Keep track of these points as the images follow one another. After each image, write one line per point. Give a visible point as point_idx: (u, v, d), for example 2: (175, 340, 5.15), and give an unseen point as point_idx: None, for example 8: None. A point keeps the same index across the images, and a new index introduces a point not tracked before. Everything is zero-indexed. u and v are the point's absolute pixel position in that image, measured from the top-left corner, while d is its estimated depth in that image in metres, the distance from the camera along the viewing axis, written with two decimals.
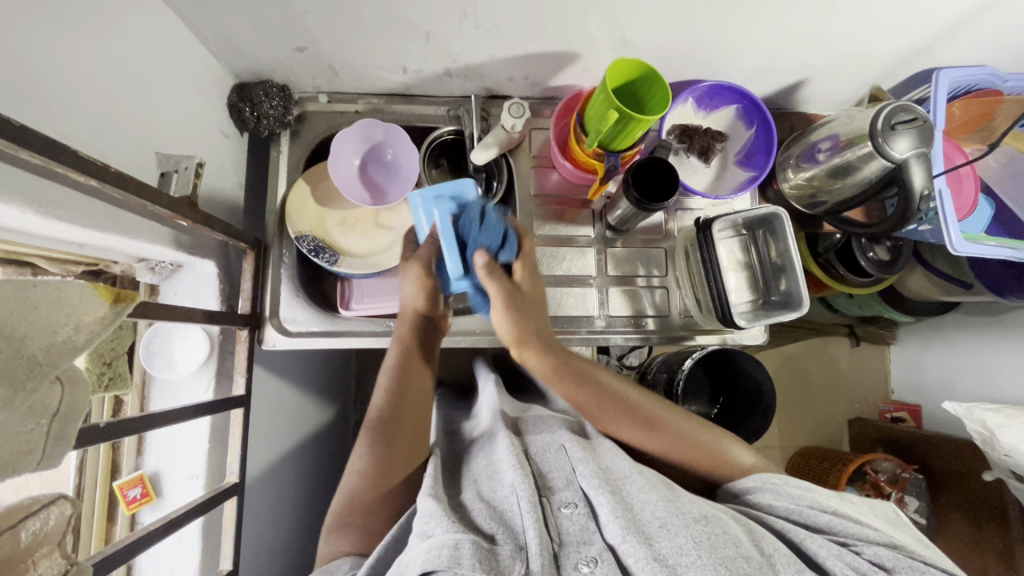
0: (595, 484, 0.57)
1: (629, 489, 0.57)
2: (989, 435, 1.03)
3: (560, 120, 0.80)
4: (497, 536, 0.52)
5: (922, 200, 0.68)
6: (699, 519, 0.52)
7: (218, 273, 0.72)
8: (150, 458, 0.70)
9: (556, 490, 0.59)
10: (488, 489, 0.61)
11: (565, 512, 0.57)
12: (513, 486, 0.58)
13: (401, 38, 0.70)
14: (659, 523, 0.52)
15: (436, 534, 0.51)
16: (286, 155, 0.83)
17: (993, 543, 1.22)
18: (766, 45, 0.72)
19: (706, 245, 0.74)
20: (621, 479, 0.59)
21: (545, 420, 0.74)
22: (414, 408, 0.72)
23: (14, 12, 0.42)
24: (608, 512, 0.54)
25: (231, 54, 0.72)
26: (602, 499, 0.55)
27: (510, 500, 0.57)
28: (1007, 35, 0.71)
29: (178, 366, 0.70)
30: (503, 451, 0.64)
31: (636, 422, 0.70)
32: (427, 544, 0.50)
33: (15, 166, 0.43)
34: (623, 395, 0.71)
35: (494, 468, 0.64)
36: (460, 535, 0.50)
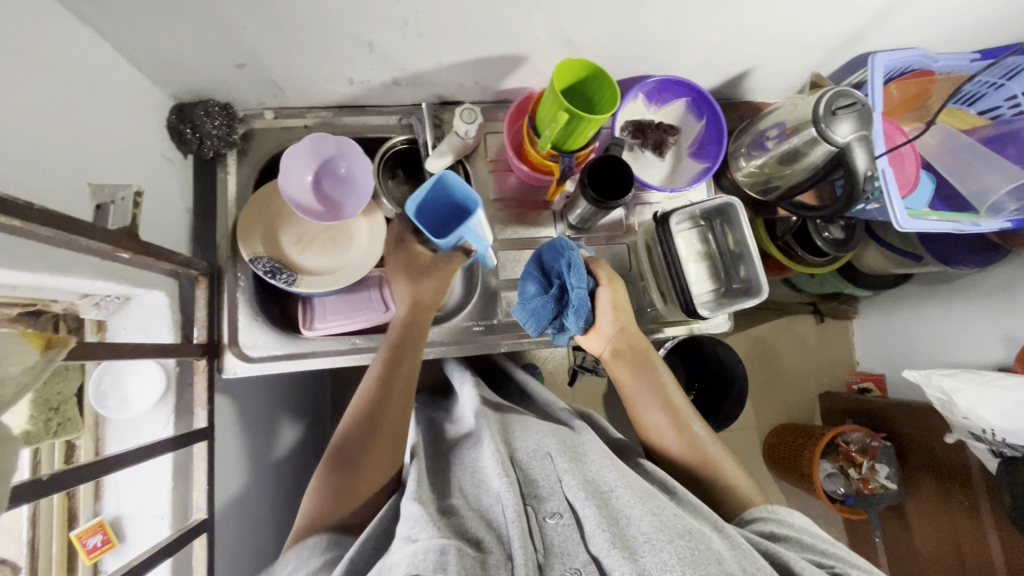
0: (583, 496, 0.56)
1: (617, 502, 0.57)
2: (947, 399, 1.07)
3: (513, 124, 0.80)
4: (484, 543, 0.52)
5: (867, 181, 0.71)
6: (683, 534, 0.51)
7: (170, 303, 0.69)
8: (109, 503, 0.66)
9: (544, 500, 0.59)
10: (474, 498, 0.61)
11: (551, 522, 0.56)
12: (500, 495, 0.58)
13: (345, 50, 0.68)
14: (644, 537, 0.51)
15: (421, 538, 0.50)
16: (235, 176, 0.80)
17: (959, 501, 1.28)
18: (709, 37, 0.73)
19: (665, 239, 0.75)
20: (608, 491, 0.58)
21: (530, 425, 0.74)
22: (393, 416, 0.69)
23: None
24: (593, 524, 0.53)
25: (167, 75, 0.69)
26: (588, 511, 0.55)
27: (496, 507, 0.58)
28: (935, 17, 0.74)
29: (133, 405, 0.67)
30: (488, 459, 0.64)
31: (671, 419, 0.74)
32: (411, 549, 0.49)
33: None
34: (674, 401, 0.76)
35: (481, 479, 0.63)
36: (445, 539, 0.50)
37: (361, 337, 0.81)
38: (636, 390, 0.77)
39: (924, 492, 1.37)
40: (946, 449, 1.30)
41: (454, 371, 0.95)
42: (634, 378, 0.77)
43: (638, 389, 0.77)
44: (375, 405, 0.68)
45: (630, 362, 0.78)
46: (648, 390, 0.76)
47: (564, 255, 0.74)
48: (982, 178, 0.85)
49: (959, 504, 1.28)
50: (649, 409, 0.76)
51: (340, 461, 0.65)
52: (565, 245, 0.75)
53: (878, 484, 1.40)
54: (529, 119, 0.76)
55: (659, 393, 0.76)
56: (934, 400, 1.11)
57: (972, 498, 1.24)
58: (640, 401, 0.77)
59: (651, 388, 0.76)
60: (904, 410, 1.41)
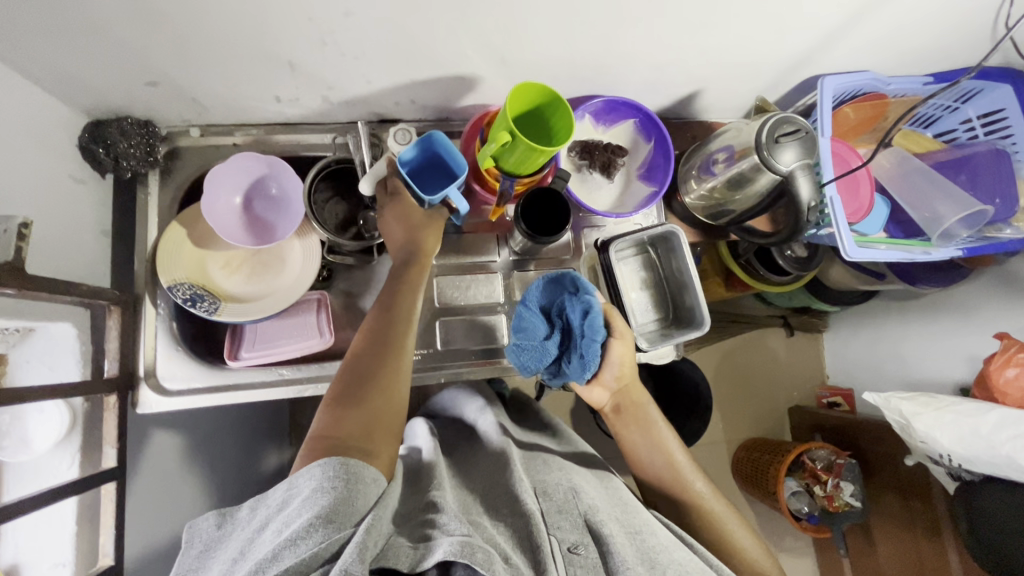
0: (613, 530, 0.61)
1: (648, 547, 0.61)
2: (906, 423, 1.03)
3: (469, 141, 0.77)
4: (513, 558, 0.55)
5: (811, 211, 0.68)
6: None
7: (77, 335, 0.64)
8: (6, 550, 0.59)
9: (562, 528, 0.61)
10: (503, 515, 0.64)
11: (578, 553, 0.58)
12: (528, 513, 0.62)
13: (265, 68, 0.64)
14: None
15: (452, 534, 0.53)
16: (157, 196, 0.76)
17: (922, 520, 1.27)
18: (652, 59, 0.71)
19: (607, 267, 0.72)
20: (637, 532, 0.63)
21: (552, 462, 0.76)
22: (397, 356, 0.66)
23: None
24: (623, 559, 0.57)
25: (74, 93, 0.65)
26: (618, 543, 0.59)
27: (530, 520, 0.61)
28: (884, 41, 0.72)
29: (34, 445, 0.61)
30: (519, 483, 0.67)
31: (671, 471, 0.74)
32: (446, 542, 0.51)
33: None
34: (675, 457, 0.75)
35: (507, 497, 0.66)
36: (471, 537, 0.52)
37: (288, 367, 0.77)
38: (635, 441, 0.76)
39: (889, 511, 1.36)
40: (910, 469, 1.29)
41: (468, 398, 0.95)
42: (632, 429, 0.77)
43: (637, 442, 0.76)
44: (377, 337, 0.66)
45: (626, 416, 0.77)
46: (646, 441, 0.76)
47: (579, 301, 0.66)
48: (933, 204, 0.82)
49: (921, 523, 1.27)
50: (648, 456, 0.76)
51: (349, 390, 0.63)
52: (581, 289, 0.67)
53: (843, 502, 1.38)
54: (481, 136, 0.73)
55: (659, 445, 0.75)
56: (893, 422, 1.07)
57: (935, 518, 1.24)
58: (640, 453, 0.76)
59: (649, 440, 0.76)
60: (870, 428, 1.40)
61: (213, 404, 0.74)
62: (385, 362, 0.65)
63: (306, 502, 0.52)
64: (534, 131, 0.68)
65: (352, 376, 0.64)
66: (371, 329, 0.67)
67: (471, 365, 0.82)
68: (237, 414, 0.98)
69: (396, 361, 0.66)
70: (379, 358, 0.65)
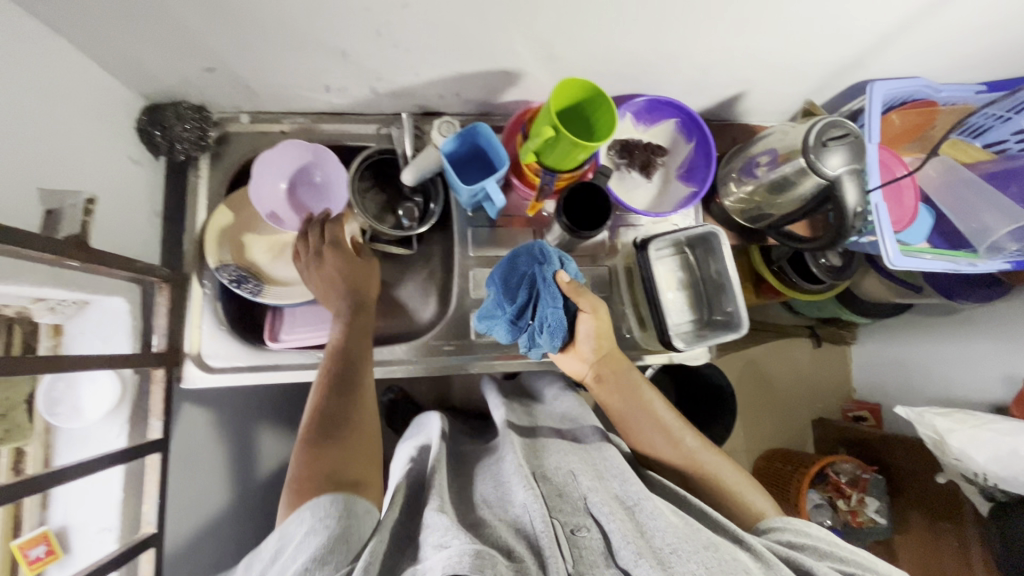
0: (606, 511, 0.59)
1: (641, 515, 0.60)
2: (939, 439, 1.01)
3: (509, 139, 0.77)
4: (516, 553, 0.53)
5: (857, 217, 0.67)
6: (708, 547, 0.55)
7: (130, 310, 0.67)
8: (56, 513, 0.64)
9: (566, 514, 0.61)
10: (501, 511, 0.62)
11: (581, 535, 0.58)
12: (525, 505, 0.60)
13: (318, 58, 0.66)
14: (670, 550, 0.55)
15: (452, 544, 0.49)
16: (207, 179, 0.78)
17: (949, 540, 1.25)
18: (698, 58, 0.70)
19: (645, 265, 0.72)
20: (633, 504, 0.62)
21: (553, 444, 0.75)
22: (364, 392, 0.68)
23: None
24: (619, 538, 0.56)
25: (135, 77, 0.67)
26: (614, 525, 0.57)
27: (524, 519, 0.59)
28: (938, 47, 0.70)
29: (85, 413, 0.64)
30: (512, 475, 0.66)
31: (670, 441, 0.76)
32: (443, 555, 0.49)
33: None
34: (660, 415, 0.77)
35: (504, 495, 0.65)
36: (478, 545, 0.49)
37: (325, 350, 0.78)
38: (628, 415, 0.78)
39: (915, 529, 1.33)
40: (941, 488, 1.26)
41: (487, 390, 0.96)
42: (624, 405, 0.78)
43: (632, 417, 0.78)
44: (343, 380, 0.68)
45: (618, 390, 0.78)
46: (641, 413, 0.77)
47: (541, 267, 0.69)
48: (982, 215, 0.81)
49: (948, 543, 1.24)
50: (643, 429, 0.77)
51: (320, 433, 0.62)
52: (543, 255, 0.70)
53: (866, 518, 1.36)
54: (522, 131, 0.73)
55: (650, 417, 0.77)
56: (925, 438, 1.05)
57: (963, 538, 1.21)
58: (637, 431, 0.77)
59: (643, 415, 0.77)
60: (899, 443, 1.37)
61: (253, 383, 0.75)
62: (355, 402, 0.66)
63: (301, 546, 0.52)
64: (575, 127, 0.68)
65: (325, 419, 0.63)
66: (339, 371, 0.68)
67: (504, 357, 0.83)
68: (266, 397, 1.00)
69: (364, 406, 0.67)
70: (350, 401, 0.66)
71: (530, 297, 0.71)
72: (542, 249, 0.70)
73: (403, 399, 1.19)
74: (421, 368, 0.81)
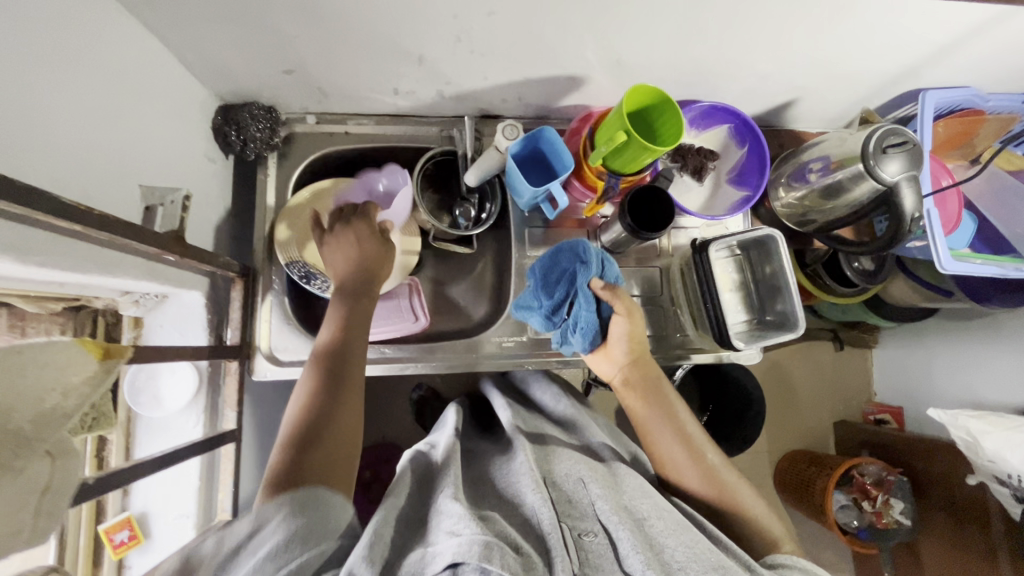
0: (615, 519, 0.58)
1: (651, 527, 0.59)
2: (972, 441, 1.03)
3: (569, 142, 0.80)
4: (525, 549, 0.53)
5: (913, 223, 0.69)
6: (714, 567, 0.55)
7: (205, 304, 0.70)
8: (138, 499, 0.67)
9: (576, 519, 0.60)
10: (511, 508, 0.61)
11: (588, 539, 0.58)
12: (536, 505, 0.59)
13: (394, 61, 0.68)
14: (678, 564, 0.55)
15: (464, 533, 0.50)
16: (274, 177, 0.80)
17: (976, 543, 1.23)
18: (759, 66, 0.72)
19: (702, 266, 0.74)
20: (642, 517, 0.61)
21: (563, 450, 0.73)
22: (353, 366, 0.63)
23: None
24: (629, 546, 0.55)
25: (215, 78, 0.69)
26: (622, 532, 0.57)
27: (534, 517, 0.58)
28: (991, 58, 0.72)
29: (166, 403, 0.68)
30: (524, 474, 0.64)
31: (690, 453, 0.72)
32: (455, 542, 0.50)
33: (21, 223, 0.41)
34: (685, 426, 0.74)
35: (515, 491, 0.63)
36: (488, 536, 0.50)
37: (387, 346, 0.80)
38: (651, 419, 0.75)
39: (938, 531, 1.32)
40: (965, 489, 1.25)
41: (489, 391, 0.93)
42: (649, 407, 0.76)
43: (654, 421, 0.75)
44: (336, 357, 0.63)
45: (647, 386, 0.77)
46: (664, 418, 0.75)
47: (579, 266, 0.72)
48: None
49: (973, 543, 1.23)
50: (663, 434, 0.74)
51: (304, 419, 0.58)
52: (585, 255, 0.73)
53: (892, 520, 1.35)
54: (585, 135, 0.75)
55: (675, 421, 0.74)
56: (958, 441, 1.07)
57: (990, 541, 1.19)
58: (658, 438, 0.74)
59: (665, 419, 0.75)
60: (921, 445, 1.36)
61: None
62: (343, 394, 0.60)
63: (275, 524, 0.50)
64: (639, 131, 0.70)
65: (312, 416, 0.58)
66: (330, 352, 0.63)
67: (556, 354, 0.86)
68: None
69: (350, 401, 0.61)
70: (337, 383, 0.61)
71: (567, 296, 0.73)
72: (584, 249, 0.73)
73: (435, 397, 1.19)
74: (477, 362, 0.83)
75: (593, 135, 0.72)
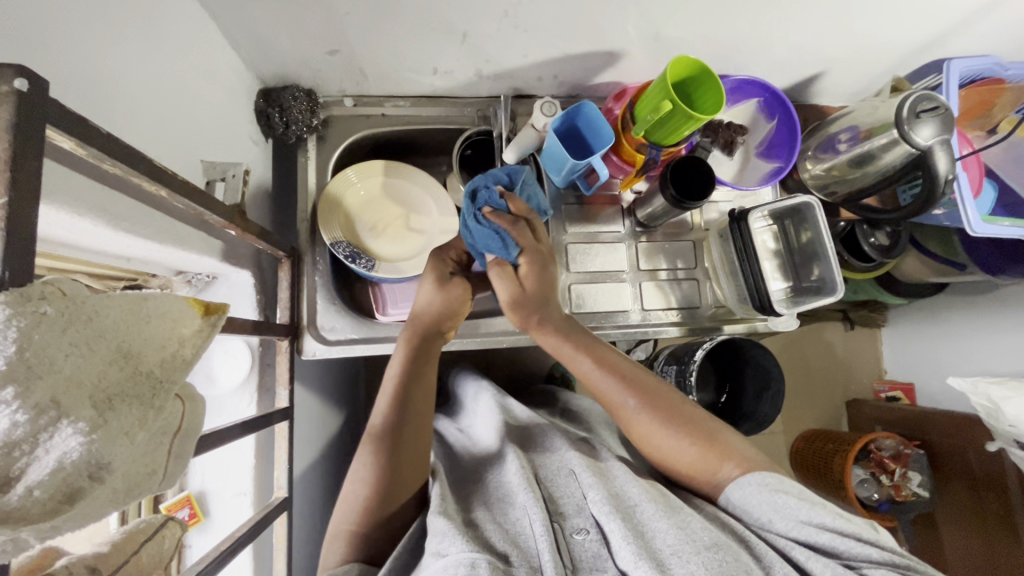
0: (606, 509, 0.54)
1: (641, 516, 0.55)
2: (993, 407, 1.01)
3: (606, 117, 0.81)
4: (512, 557, 0.51)
5: (947, 184, 0.71)
6: (710, 546, 0.50)
7: (255, 283, 0.69)
8: (195, 478, 0.67)
9: (567, 516, 0.57)
10: (500, 510, 0.58)
11: (577, 538, 0.54)
12: (525, 509, 0.56)
13: (439, 40, 0.69)
14: (670, 550, 0.50)
15: (451, 552, 0.48)
16: (314, 160, 0.81)
17: (995, 511, 1.12)
18: (792, 39, 0.74)
19: (741, 235, 0.77)
20: (632, 505, 0.56)
21: (551, 439, 0.71)
22: (422, 397, 0.68)
23: (65, 3, 0.38)
24: (619, 539, 0.51)
25: (260, 59, 0.70)
26: (612, 525, 0.53)
27: (522, 523, 0.55)
28: (1015, 25, 0.75)
29: (220, 382, 0.68)
30: (513, 474, 0.62)
31: (677, 432, 0.63)
32: (441, 564, 0.48)
33: (106, 185, 0.42)
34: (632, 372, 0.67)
35: (506, 493, 0.61)
36: (477, 553, 0.48)
37: None
38: (626, 404, 0.66)
39: (960, 509, 1.20)
40: (984, 457, 1.14)
41: (472, 387, 0.93)
42: (617, 390, 0.66)
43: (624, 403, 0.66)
44: (417, 363, 0.69)
45: (601, 364, 0.67)
46: (634, 401, 0.65)
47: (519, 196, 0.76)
48: None
49: (997, 516, 1.12)
50: (637, 415, 0.65)
51: (388, 436, 0.64)
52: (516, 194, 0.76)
53: (910, 493, 1.24)
54: (623, 109, 0.76)
55: (649, 401, 0.65)
56: (978, 408, 1.05)
57: (1010, 507, 1.08)
58: (641, 428, 0.65)
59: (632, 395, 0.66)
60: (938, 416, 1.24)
61: (367, 355, 0.78)
62: (419, 410, 0.68)
63: None
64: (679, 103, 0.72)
65: (390, 426, 0.65)
66: (408, 376, 0.68)
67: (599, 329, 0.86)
68: (342, 377, 1.00)
69: (419, 417, 0.67)
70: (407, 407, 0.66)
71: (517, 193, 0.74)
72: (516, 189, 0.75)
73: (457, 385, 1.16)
74: (517, 337, 0.84)
75: (634, 109, 0.74)
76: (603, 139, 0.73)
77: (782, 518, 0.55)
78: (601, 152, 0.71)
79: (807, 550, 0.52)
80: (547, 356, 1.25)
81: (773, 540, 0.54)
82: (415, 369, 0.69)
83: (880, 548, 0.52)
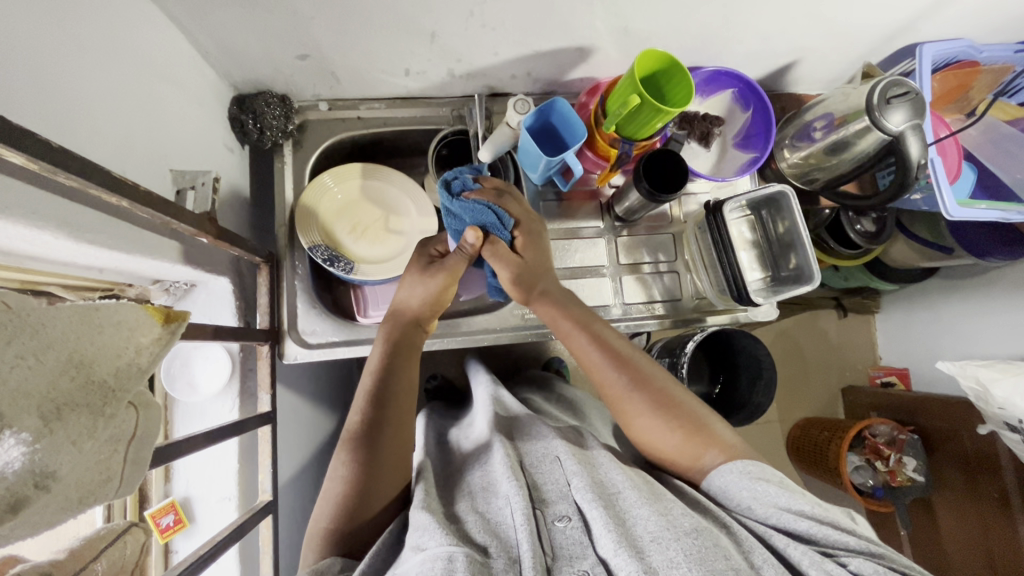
0: (589, 497, 0.54)
1: (623, 504, 0.55)
2: (982, 390, 1.01)
3: (580, 113, 0.82)
4: (491, 549, 0.51)
5: (920, 169, 0.71)
6: (690, 532, 0.50)
7: (233, 289, 0.70)
8: (179, 484, 0.68)
9: (550, 503, 0.57)
10: (483, 501, 0.59)
11: (559, 526, 0.54)
12: (507, 498, 0.56)
13: (407, 41, 0.69)
14: (651, 536, 0.50)
15: (430, 547, 0.49)
16: (292, 165, 0.82)
17: (989, 494, 1.11)
18: (762, 30, 0.75)
19: (717, 227, 0.76)
20: (615, 492, 0.57)
21: (538, 427, 0.71)
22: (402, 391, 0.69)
23: (15, 20, 0.38)
24: (601, 526, 0.51)
25: (231, 66, 0.71)
26: (594, 512, 0.53)
27: (504, 512, 0.55)
28: (987, 6, 0.74)
29: (201, 388, 0.69)
30: (497, 464, 0.62)
31: (666, 417, 0.64)
32: (420, 557, 0.48)
33: (63, 197, 0.42)
34: (624, 353, 0.69)
35: (490, 484, 0.61)
36: (455, 547, 0.48)
37: None
38: (614, 385, 0.67)
39: (956, 492, 1.19)
40: (977, 440, 1.13)
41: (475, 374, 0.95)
42: (608, 372, 0.68)
43: (612, 381, 0.68)
44: (396, 354, 0.70)
45: (596, 341, 0.69)
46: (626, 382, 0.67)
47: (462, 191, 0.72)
48: None
49: (991, 497, 1.11)
50: (627, 397, 0.66)
51: (366, 434, 0.64)
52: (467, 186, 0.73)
53: (905, 478, 1.24)
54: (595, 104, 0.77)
55: (640, 386, 0.66)
56: (968, 391, 1.05)
57: (1004, 489, 1.08)
58: (630, 412, 0.66)
59: (622, 373, 0.67)
60: (931, 400, 1.24)
61: (348, 357, 0.79)
62: (393, 412, 0.67)
63: None
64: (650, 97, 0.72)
65: (363, 429, 0.65)
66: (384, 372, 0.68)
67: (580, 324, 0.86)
68: (330, 380, 1.01)
69: (399, 414, 0.67)
70: (384, 399, 0.67)
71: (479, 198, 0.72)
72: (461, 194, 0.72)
73: (447, 383, 1.15)
74: (500, 336, 0.84)
75: (605, 104, 0.74)
76: (575, 135, 0.72)
77: (760, 504, 0.55)
78: (571, 148, 0.71)
79: (788, 538, 0.52)
80: (537, 352, 1.25)
81: (754, 527, 0.54)
82: (393, 362, 0.69)
83: (860, 537, 0.52)
